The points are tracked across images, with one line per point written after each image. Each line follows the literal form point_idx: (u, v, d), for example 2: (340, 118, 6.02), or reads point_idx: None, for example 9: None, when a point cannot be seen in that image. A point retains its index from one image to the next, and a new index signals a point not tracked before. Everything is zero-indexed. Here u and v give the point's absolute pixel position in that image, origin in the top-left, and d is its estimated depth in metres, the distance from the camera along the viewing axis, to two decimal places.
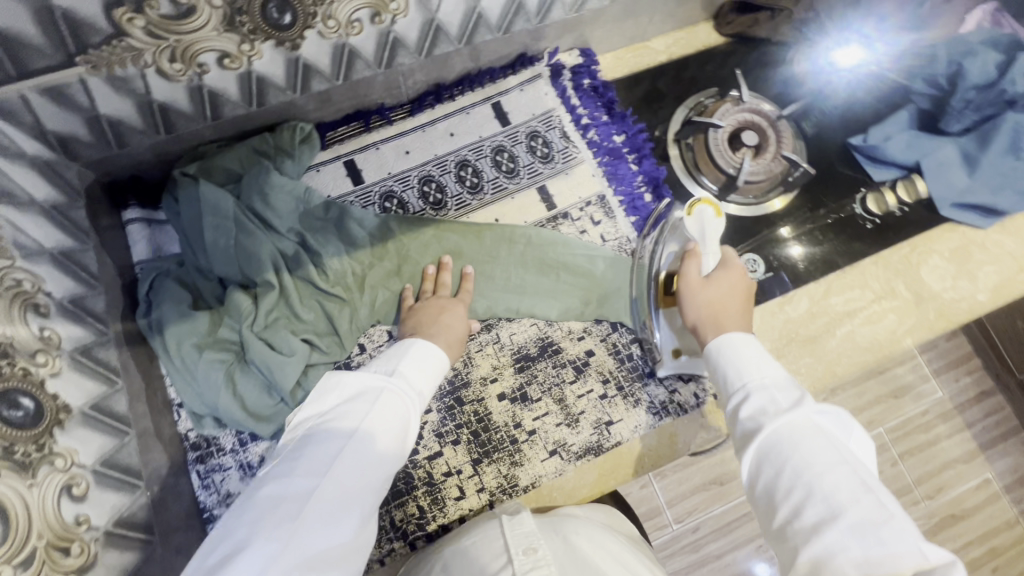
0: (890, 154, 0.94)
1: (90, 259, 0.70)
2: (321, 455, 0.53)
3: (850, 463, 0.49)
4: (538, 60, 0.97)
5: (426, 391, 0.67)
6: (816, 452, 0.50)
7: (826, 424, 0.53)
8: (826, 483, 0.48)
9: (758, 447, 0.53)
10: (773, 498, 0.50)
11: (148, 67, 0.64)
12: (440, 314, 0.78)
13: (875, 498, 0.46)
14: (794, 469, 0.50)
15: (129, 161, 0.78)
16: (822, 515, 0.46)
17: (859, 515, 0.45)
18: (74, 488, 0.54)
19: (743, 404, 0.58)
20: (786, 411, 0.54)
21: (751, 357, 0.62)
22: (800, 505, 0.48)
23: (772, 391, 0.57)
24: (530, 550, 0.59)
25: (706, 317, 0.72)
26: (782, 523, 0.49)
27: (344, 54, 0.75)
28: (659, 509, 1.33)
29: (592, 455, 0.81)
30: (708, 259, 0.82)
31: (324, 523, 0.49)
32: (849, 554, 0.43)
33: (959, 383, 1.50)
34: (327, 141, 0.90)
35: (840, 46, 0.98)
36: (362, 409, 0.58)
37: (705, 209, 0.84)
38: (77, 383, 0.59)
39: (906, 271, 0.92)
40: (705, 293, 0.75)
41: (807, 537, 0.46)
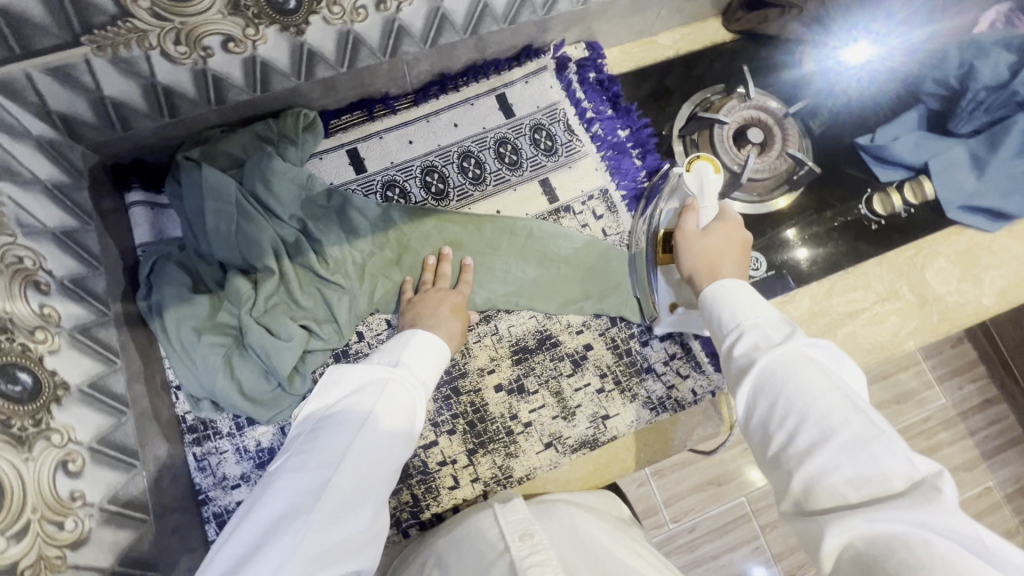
0: (898, 154, 0.92)
1: (91, 240, 0.70)
2: (332, 447, 0.52)
3: (842, 387, 0.48)
4: (544, 53, 0.96)
5: (430, 381, 0.66)
6: (810, 379, 0.49)
7: (819, 355, 0.51)
8: (820, 406, 0.47)
9: (752, 382, 0.52)
10: (768, 428, 0.50)
11: (152, 49, 0.64)
12: (439, 305, 0.78)
13: (866, 417, 0.46)
14: (789, 397, 0.49)
15: (132, 144, 0.78)
16: (815, 438, 0.46)
17: (852, 434, 0.45)
18: (71, 464, 0.54)
19: (738, 341, 0.56)
20: (781, 345, 0.52)
21: (746, 298, 0.59)
22: (794, 431, 0.47)
23: (766, 328, 0.55)
24: (526, 536, 0.58)
25: (701, 266, 0.70)
26: (776, 450, 0.48)
27: (349, 41, 0.75)
28: (657, 508, 1.33)
29: (587, 448, 0.81)
30: (705, 213, 0.78)
31: (340, 515, 0.48)
32: (841, 472, 0.43)
33: (963, 390, 1.48)
34: (331, 129, 0.90)
35: (848, 45, 0.97)
36: (369, 399, 0.57)
37: (705, 166, 0.78)
38: (76, 361, 0.60)
39: (911, 273, 0.92)
40: (702, 244, 0.72)
41: (801, 460, 0.46)
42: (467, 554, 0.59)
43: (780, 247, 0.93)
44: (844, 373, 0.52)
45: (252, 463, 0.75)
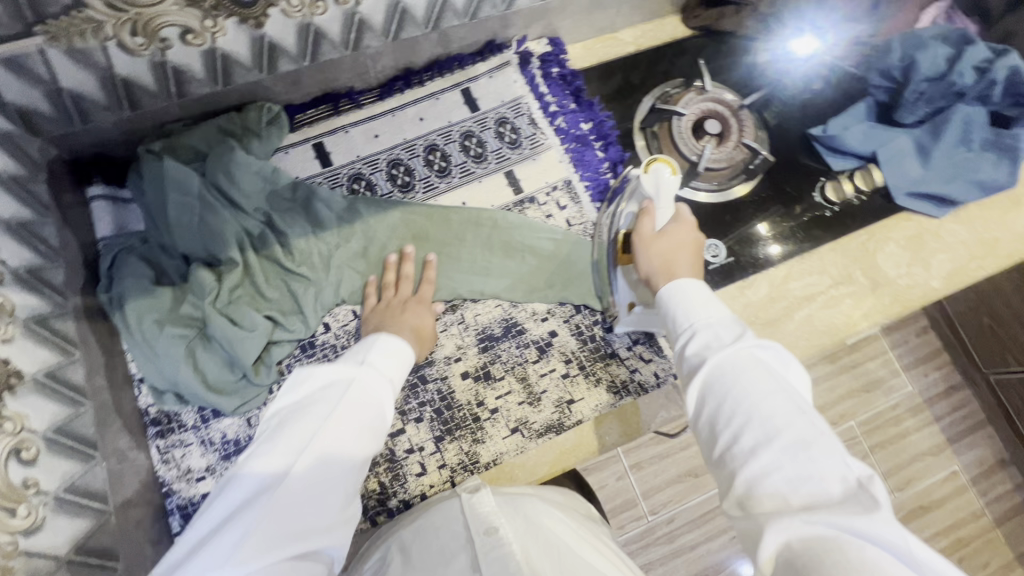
0: (848, 144, 0.96)
1: (50, 232, 0.70)
2: (291, 444, 0.51)
3: (787, 389, 0.49)
4: (506, 48, 0.98)
5: (401, 375, 0.64)
6: (756, 381, 0.49)
7: (767, 355, 0.52)
8: (765, 409, 0.48)
9: (702, 381, 0.52)
10: (714, 427, 0.50)
11: (108, 40, 0.64)
12: (402, 311, 0.79)
13: (808, 420, 0.47)
14: (736, 398, 0.49)
15: (93, 138, 0.78)
16: (758, 440, 0.47)
17: (793, 437, 0.46)
18: (24, 452, 0.54)
19: (691, 341, 0.56)
20: (732, 344, 0.53)
21: (700, 297, 0.60)
22: (739, 432, 0.48)
23: (718, 328, 0.56)
24: (490, 530, 0.58)
25: (659, 267, 0.70)
26: (720, 451, 0.49)
27: (310, 34, 0.76)
28: (635, 501, 1.34)
29: (553, 433, 0.82)
30: (662, 215, 0.78)
31: (299, 506, 0.48)
32: (782, 475, 0.44)
33: (928, 377, 1.53)
34: (296, 123, 0.90)
35: (795, 36, 1.02)
36: (332, 396, 0.55)
37: (661, 167, 0.78)
38: (31, 350, 0.59)
39: (864, 258, 0.95)
40: (658, 247, 0.72)
41: (744, 461, 0.46)
42: (431, 544, 0.60)
43: (739, 234, 0.96)
44: (790, 374, 0.52)
45: (218, 454, 0.75)
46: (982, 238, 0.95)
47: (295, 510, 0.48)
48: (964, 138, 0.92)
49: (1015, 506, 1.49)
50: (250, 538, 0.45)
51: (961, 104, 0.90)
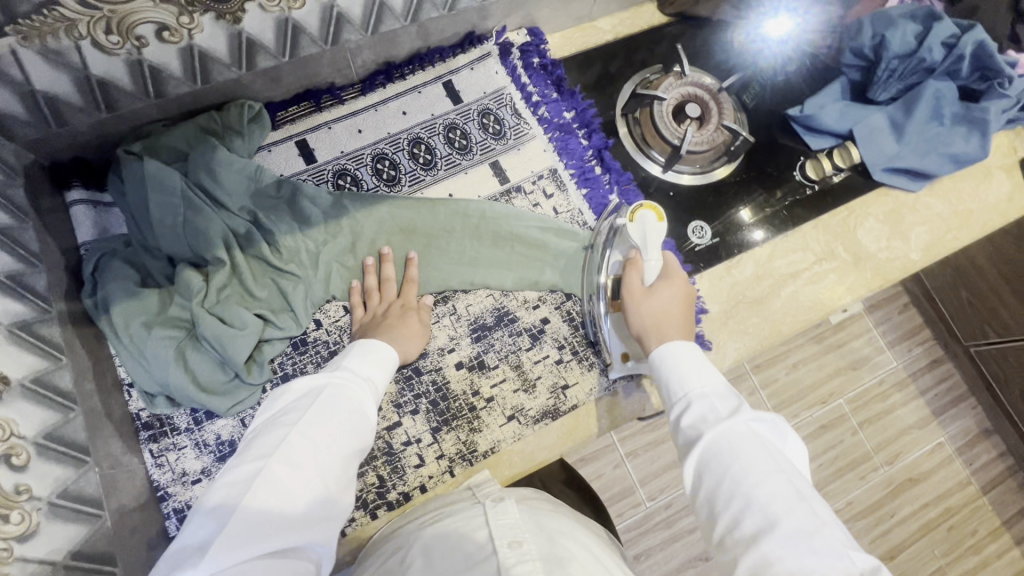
0: (825, 123, 0.98)
1: (29, 238, 0.69)
2: (267, 442, 0.54)
3: (785, 472, 0.52)
4: (486, 40, 0.99)
5: (376, 380, 0.68)
6: (753, 462, 0.53)
7: (762, 431, 0.56)
8: (763, 492, 0.51)
9: (699, 456, 0.56)
10: (714, 507, 0.53)
11: (83, 39, 0.63)
12: (388, 315, 0.80)
13: (808, 506, 0.49)
14: (733, 480, 0.52)
15: (69, 141, 0.77)
16: (760, 524, 0.49)
17: (794, 524, 0.48)
18: (14, 458, 0.53)
19: (685, 412, 0.61)
20: (725, 417, 0.57)
21: (692, 366, 0.65)
22: (739, 515, 0.51)
23: (713, 399, 0.60)
24: (514, 543, 0.58)
25: (650, 327, 0.74)
26: (722, 534, 0.52)
27: (288, 29, 0.76)
28: (632, 488, 1.35)
29: (550, 418, 0.83)
30: (649, 268, 0.81)
31: (277, 500, 0.50)
32: (784, 563, 0.46)
33: (912, 353, 1.57)
34: (278, 120, 0.90)
35: (772, 16, 1.02)
36: (308, 401, 0.59)
37: (648, 213, 0.83)
38: (16, 356, 0.58)
39: (845, 234, 0.97)
40: (649, 303, 0.76)
41: (747, 546, 0.49)
42: (455, 544, 0.59)
43: (723, 216, 0.98)
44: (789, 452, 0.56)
45: (214, 456, 0.74)
46: (956, 211, 0.98)
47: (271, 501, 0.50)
48: (935, 114, 0.95)
49: (999, 473, 1.54)
50: (228, 530, 0.47)
51: (932, 79, 0.93)
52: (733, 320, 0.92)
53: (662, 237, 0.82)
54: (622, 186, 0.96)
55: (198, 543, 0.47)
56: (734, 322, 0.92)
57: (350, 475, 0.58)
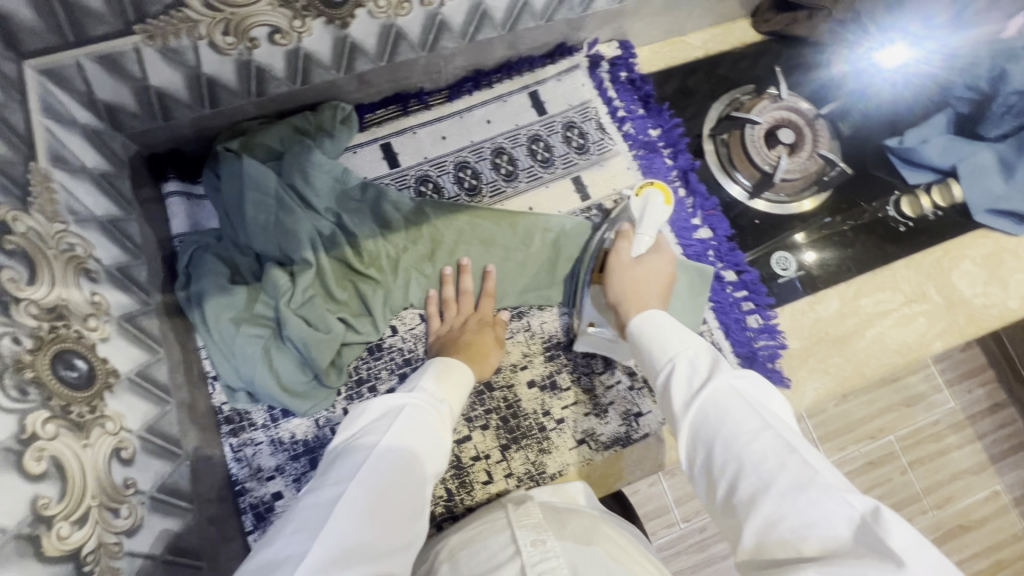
0: (925, 157, 0.93)
1: (133, 229, 0.71)
2: (349, 464, 0.53)
3: (773, 426, 0.44)
4: (577, 51, 0.96)
5: (450, 403, 0.66)
6: (738, 419, 0.45)
7: (744, 385, 0.48)
8: (753, 452, 0.43)
9: (687, 429, 0.48)
10: (711, 476, 0.46)
11: (201, 39, 0.64)
12: (459, 331, 0.79)
13: (800, 458, 0.42)
14: (723, 443, 0.45)
15: (170, 135, 0.79)
16: (755, 487, 0.42)
17: (791, 480, 0.41)
18: (123, 451, 0.54)
19: (670, 378, 0.53)
20: (707, 380, 0.50)
21: (671, 333, 0.57)
22: (734, 479, 0.44)
23: (695, 361, 0.53)
24: (537, 542, 0.57)
25: (627, 297, 0.70)
26: (722, 501, 0.45)
27: (391, 34, 0.75)
28: (668, 507, 1.28)
29: (620, 446, 0.81)
30: (641, 242, 0.78)
31: (358, 523, 0.49)
32: (787, 523, 0.39)
33: (972, 394, 1.46)
34: (366, 123, 0.90)
35: (882, 46, 0.95)
36: (388, 422, 0.58)
37: (655, 193, 0.80)
38: (124, 349, 0.60)
39: (938, 275, 0.92)
40: (633, 272, 0.73)
41: (746, 511, 0.42)
42: (478, 549, 0.59)
43: (785, 240, 0.94)
44: (776, 408, 0.48)
45: (288, 454, 0.76)
46: None
47: (354, 523, 0.48)
48: None
49: None
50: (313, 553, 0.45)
51: None
52: (814, 358, 0.88)
53: (663, 217, 0.79)
54: (706, 211, 0.93)
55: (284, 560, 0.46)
56: (814, 361, 0.88)
57: (424, 503, 0.56)
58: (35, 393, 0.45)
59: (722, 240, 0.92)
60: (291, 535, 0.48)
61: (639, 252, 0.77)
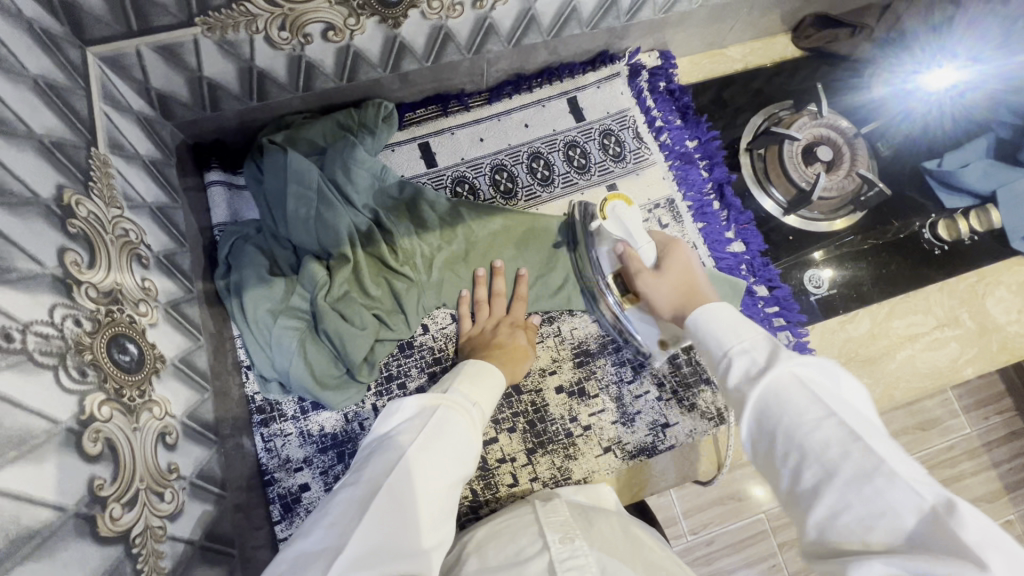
0: (965, 181, 0.92)
1: (178, 217, 0.72)
2: (382, 464, 0.50)
3: (838, 413, 0.41)
4: (618, 59, 0.96)
5: (483, 407, 0.63)
6: (801, 408, 0.42)
7: (807, 372, 0.44)
8: (815, 440, 0.41)
9: (750, 416, 0.45)
10: (775, 461, 0.43)
11: (258, 33, 0.65)
12: (496, 336, 0.79)
13: (867, 447, 0.39)
14: (786, 431, 0.42)
15: (216, 125, 0.80)
16: (819, 475, 0.39)
17: (855, 469, 0.38)
18: (168, 436, 0.55)
19: (730, 370, 0.48)
20: (768, 367, 0.46)
21: (731, 321, 0.52)
22: (798, 467, 0.41)
23: (753, 352, 0.48)
24: (566, 539, 0.54)
25: (681, 301, 0.66)
26: (787, 487, 0.42)
27: (440, 36, 0.76)
28: (676, 518, 1.14)
29: (646, 455, 0.82)
30: (646, 254, 0.72)
31: (391, 527, 0.45)
32: (852, 512, 0.37)
33: (987, 422, 1.32)
34: (405, 121, 0.91)
35: (927, 69, 0.97)
36: (420, 421, 0.54)
37: (617, 203, 0.73)
38: (169, 335, 0.61)
39: (972, 301, 0.92)
40: (665, 282, 0.69)
41: (809, 500, 0.40)
42: (506, 542, 0.56)
43: (806, 257, 0.93)
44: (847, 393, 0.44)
45: (316, 447, 0.76)
46: None
47: (381, 522, 0.45)
48: None
49: None
50: (347, 553, 0.42)
51: None
52: None
53: (641, 222, 0.72)
54: (739, 225, 0.93)
55: (314, 556, 0.42)
56: None
57: (452, 506, 0.52)
58: (93, 374, 0.46)
59: (754, 254, 0.91)
60: (324, 531, 0.44)
61: (652, 261, 0.72)
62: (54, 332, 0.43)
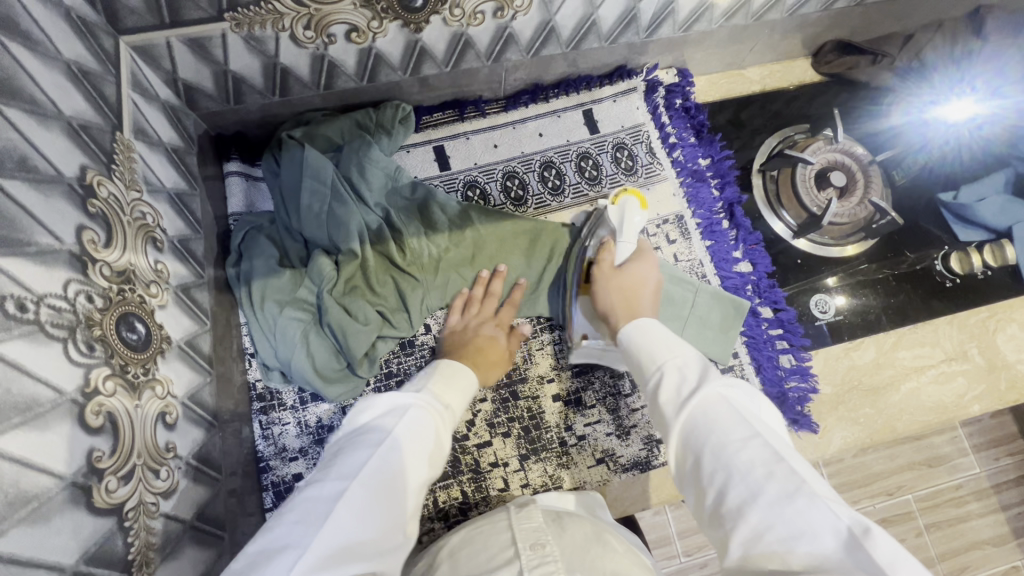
0: (980, 215, 0.91)
1: (195, 203, 0.74)
2: (353, 460, 0.49)
3: (762, 435, 0.42)
4: (636, 74, 0.97)
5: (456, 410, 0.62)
6: (727, 428, 0.43)
7: (734, 394, 0.46)
8: (741, 461, 0.41)
9: (677, 436, 0.45)
10: (699, 484, 0.43)
11: (283, 31, 0.68)
12: (479, 335, 0.79)
13: (788, 466, 0.39)
14: (711, 452, 0.42)
15: (238, 118, 0.82)
16: (744, 496, 0.39)
17: (778, 488, 0.38)
18: (168, 416, 0.56)
19: (660, 387, 0.49)
20: (698, 388, 0.47)
21: (658, 340, 0.54)
22: (722, 488, 0.41)
23: (686, 371, 0.49)
24: (536, 546, 0.53)
25: (619, 303, 0.70)
26: (710, 510, 0.41)
27: (460, 43, 0.78)
28: (669, 538, 1.13)
29: (639, 469, 0.81)
30: (623, 251, 0.78)
31: (357, 521, 0.44)
32: (774, 533, 0.36)
33: (998, 463, 1.28)
34: (422, 124, 0.92)
35: (947, 102, 0.95)
36: (393, 419, 0.53)
37: (631, 199, 0.79)
38: (177, 318, 0.63)
39: (983, 336, 0.90)
40: (618, 281, 0.73)
41: (733, 521, 0.39)
42: (479, 549, 0.56)
43: (816, 283, 0.92)
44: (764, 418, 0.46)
45: (312, 438, 0.77)
46: None
47: (354, 515, 0.44)
48: None
49: None
50: (315, 545, 0.41)
51: None
52: (844, 406, 0.87)
53: (640, 224, 0.78)
54: (748, 245, 0.92)
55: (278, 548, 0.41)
56: (845, 408, 0.87)
57: (419, 508, 0.52)
58: (100, 349, 0.48)
59: (761, 275, 0.91)
60: (291, 524, 0.43)
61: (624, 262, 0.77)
62: (67, 306, 0.45)
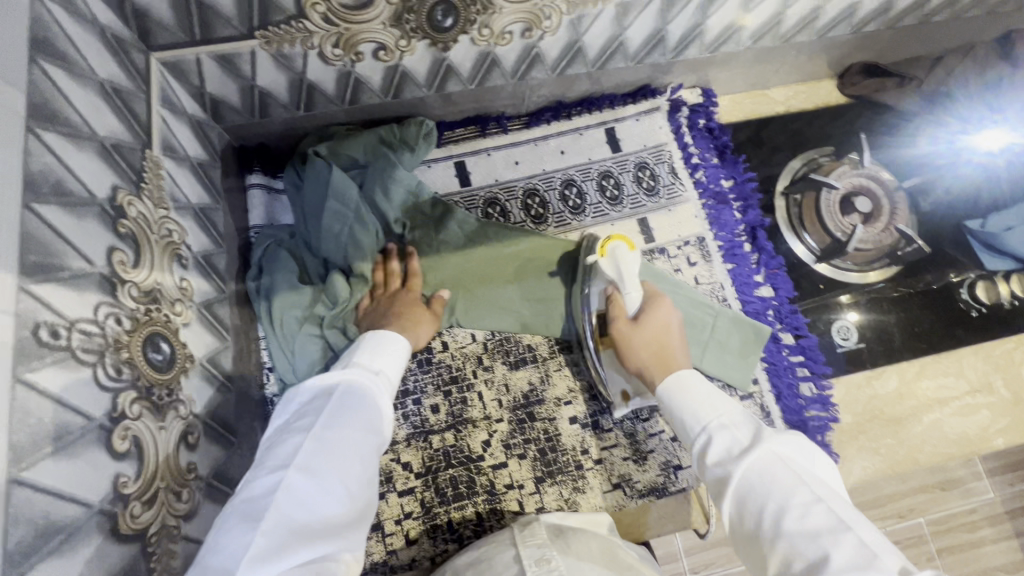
0: (1009, 244, 0.89)
1: (218, 217, 0.74)
2: (284, 449, 0.48)
3: (824, 500, 0.44)
4: (659, 93, 0.96)
5: (393, 376, 0.61)
6: (788, 492, 0.45)
7: (787, 453, 0.48)
8: (806, 526, 0.43)
9: (733, 498, 0.48)
10: (762, 546, 0.45)
11: (312, 49, 0.68)
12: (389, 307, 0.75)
13: (857, 536, 0.41)
14: (774, 515, 0.45)
15: (262, 131, 0.82)
16: (810, 562, 0.41)
17: (847, 558, 0.40)
18: (190, 436, 0.56)
19: (710, 447, 0.53)
20: (748, 448, 0.50)
21: (701, 397, 0.58)
22: (789, 554, 0.43)
23: (734, 430, 0.53)
24: (543, 561, 0.52)
25: (652, 361, 0.70)
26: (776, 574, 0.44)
27: (486, 61, 0.77)
28: (676, 555, 1.09)
29: (656, 495, 0.81)
30: (631, 302, 0.74)
31: (301, 506, 0.44)
32: None
33: (1015, 489, 1.25)
34: (444, 139, 0.92)
35: (980, 130, 0.94)
36: (320, 402, 0.52)
37: (620, 244, 0.74)
38: (200, 335, 0.63)
39: (1007, 367, 0.89)
40: (642, 337, 0.72)
41: None
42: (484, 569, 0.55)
43: (832, 300, 0.91)
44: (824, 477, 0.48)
45: None
46: None
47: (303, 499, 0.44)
48: None
49: None
50: (259, 540, 0.41)
51: None
52: (865, 435, 0.86)
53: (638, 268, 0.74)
54: (770, 269, 0.91)
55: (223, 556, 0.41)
56: (866, 438, 0.86)
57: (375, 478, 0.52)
58: (128, 372, 0.48)
59: (783, 300, 0.90)
60: (232, 525, 0.43)
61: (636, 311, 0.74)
62: (97, 330, 0.45)
